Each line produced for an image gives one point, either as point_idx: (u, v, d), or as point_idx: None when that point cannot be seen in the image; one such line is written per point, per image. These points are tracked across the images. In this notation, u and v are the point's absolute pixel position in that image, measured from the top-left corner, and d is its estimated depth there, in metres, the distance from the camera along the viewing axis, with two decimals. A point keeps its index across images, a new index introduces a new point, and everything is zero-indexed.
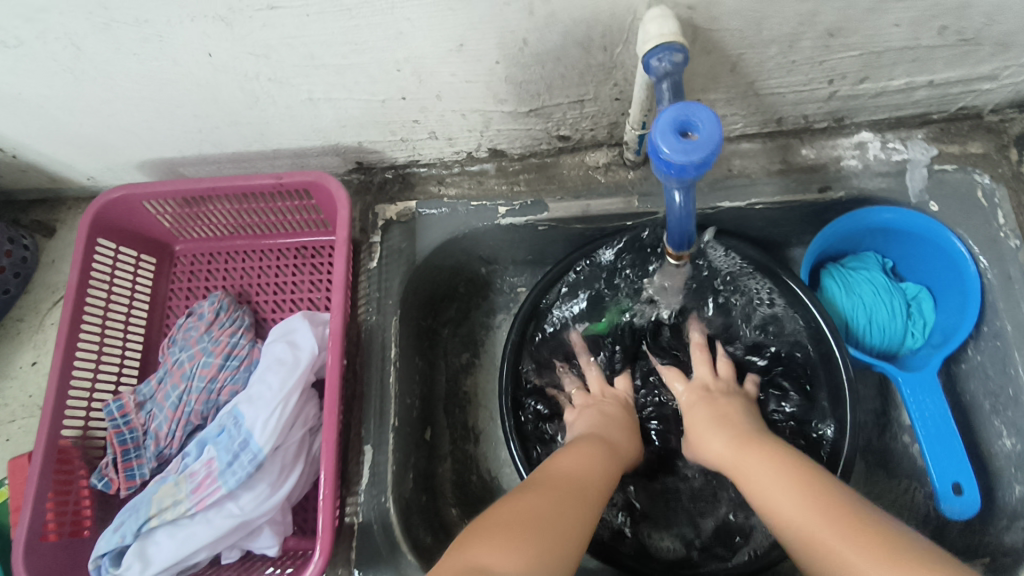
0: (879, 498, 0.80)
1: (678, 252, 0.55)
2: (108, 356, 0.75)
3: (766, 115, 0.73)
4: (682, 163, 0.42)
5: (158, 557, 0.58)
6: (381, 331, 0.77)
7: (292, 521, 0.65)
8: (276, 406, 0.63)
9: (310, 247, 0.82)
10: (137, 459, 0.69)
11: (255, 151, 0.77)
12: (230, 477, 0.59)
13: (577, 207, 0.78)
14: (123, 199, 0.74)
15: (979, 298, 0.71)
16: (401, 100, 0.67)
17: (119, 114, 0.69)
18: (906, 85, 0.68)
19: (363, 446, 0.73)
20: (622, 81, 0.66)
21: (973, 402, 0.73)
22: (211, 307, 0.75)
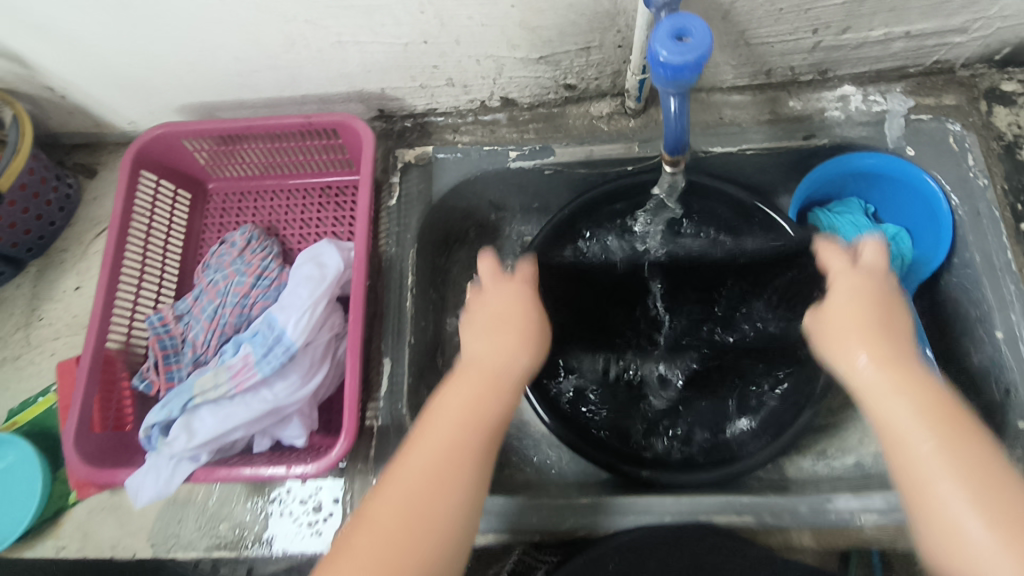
0: (859, 423, 0.85)
1: (672, 159, 0.61)
2: (148, 279, 0.81)
3: (756, 65, 0.80)
4: (679, 63, 0.49)
5: (201, 430, 0.65)
6: (400, 262, 0.83)
7: (317, 418, 0.72)
8: (305, 311, 0.70)
9: (334, 186, 0.89)
10: (177, 363, 0.77)
11: (287, 96, 0.83)
12: (265, 366, 0.67)
13: (582, 152, 0.85)
14: (164, 135, 0.80)
15: (951, 231, 0.77)
16: (423, 44, 0.74)
17: (165, 55, 0.75)
18: (883, 37, 0.75)
19: (381, 361, 0.79)
20: (625, 28, 0.73)
21: (946, 327, 0.80)
22: (242, 236, 0.82)
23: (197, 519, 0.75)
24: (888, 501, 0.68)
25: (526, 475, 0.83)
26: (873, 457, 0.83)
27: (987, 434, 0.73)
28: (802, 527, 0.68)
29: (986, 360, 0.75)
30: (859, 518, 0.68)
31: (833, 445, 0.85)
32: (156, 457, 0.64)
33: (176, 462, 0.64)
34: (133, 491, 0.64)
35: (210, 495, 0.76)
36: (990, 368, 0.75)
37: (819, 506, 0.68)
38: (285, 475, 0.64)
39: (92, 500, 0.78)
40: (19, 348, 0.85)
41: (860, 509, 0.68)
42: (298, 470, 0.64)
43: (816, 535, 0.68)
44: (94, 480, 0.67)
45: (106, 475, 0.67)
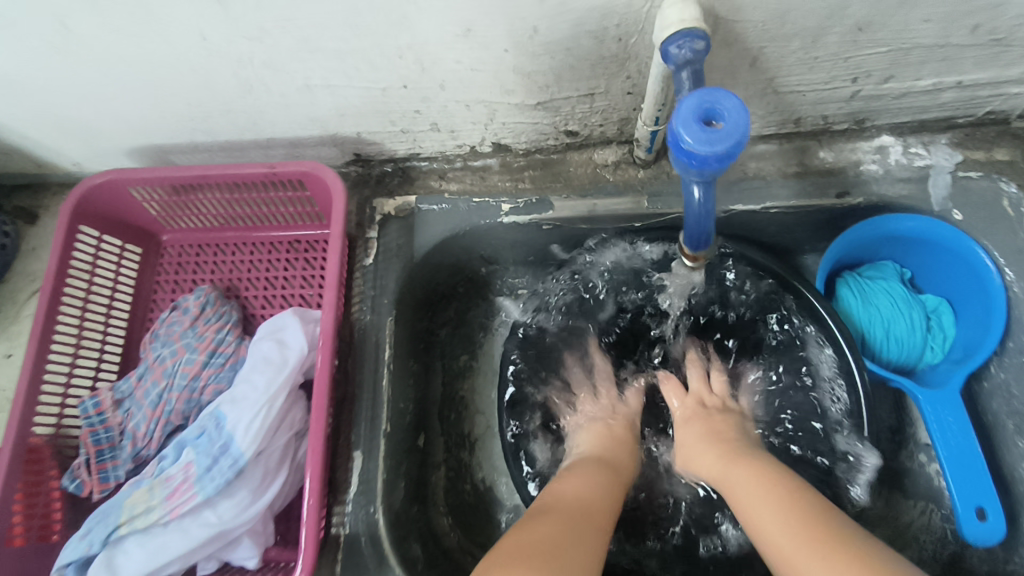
0: (894, 522, 0.75)
1: (693, 253, 0.50)
2: (86, 349, 0.71)
3: (785, 114, 0.69)
4: (705, 154, 0.39)
5: (127, 565, 0.54)
6: (375, 331, 0.73)
7: (273, 532, 0.61)
8: (260, 408, 0.59)
9: (304, 241, 0.78)
10: (112, 460, 0.66)
11: (249, 139, 0.73)
12: (207, 483, 0.56)
13: (584, 207, 0.75)
14: (108, 183, 0.70)
15: (1003, 315, 0.68)
16: (403, 89, 0.64)
17: (103, 96, 0.65)
18: (933, 86, 0.65)
19: (352, 453, 0.69)
20: (636, 74, 0.62)
21: (995, 423, 0.70)
22: (196, 301, 0.71)
23: None
24: None
25: None
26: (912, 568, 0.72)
27: None
28: None
29: None
30: None
31: None
32: None
33: None
34: None
35: None
36: None
37: None
38: None
39: None
40: None
41: None
42: None
43: None
44: None
45: None
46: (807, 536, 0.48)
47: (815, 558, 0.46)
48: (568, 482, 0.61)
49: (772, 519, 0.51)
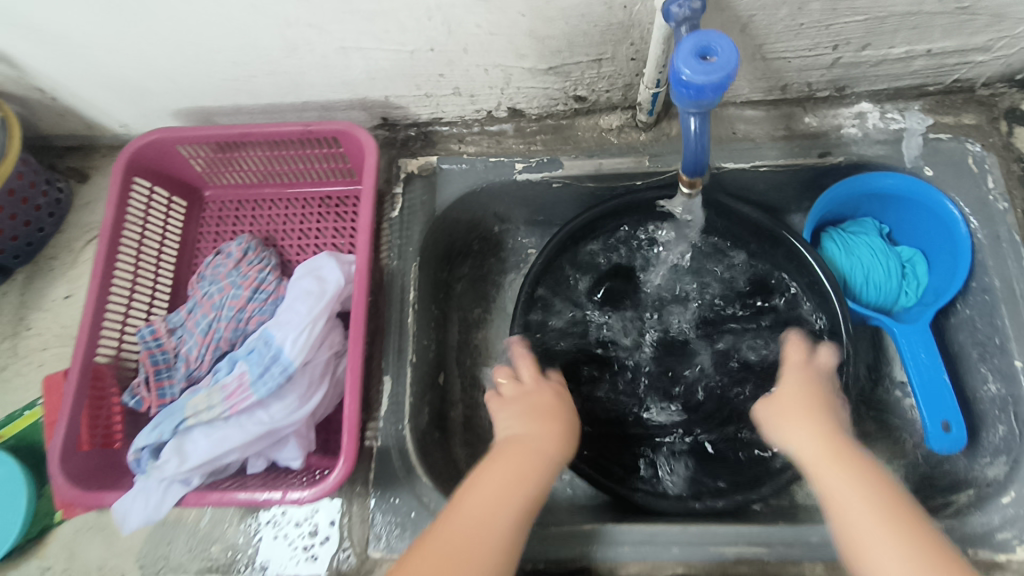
0: (868, 448, 0.84)
1: (690, 180, 0.58)
2: (140, 289, 0.78)
3: (772, 80, 0.77)
4: (701, 83, 0.46)
5: (193, 453, 0.62)
6: (401, 276, 0.81)
7: (314, 439, 0.69)
8: (304, 328, 0.67)
9: (335, 196, 0.86)
10: (168, 379, 0.74)
11: (287, 102, 0.81)
12: (261, 386, 0.64)
13: (591, 166, 0.82)
14: (158, 141, 0.77)
15: (968, 257, 0.76)
16: (430, 52, 0.72)
17: (158, 56, 0.72)
18: (905, 54, 0.73)
19: (381, 379, 0.76)
20: (639, 41, 0.70)
21: (961, 352, 0.78)
22: (238, 248, 0.79)
23: (188, 541, 0.74)
24: None
25: None
26: (888, 486, 0.81)
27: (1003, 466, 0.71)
28: (815, 559, 0.65)
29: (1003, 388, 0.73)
30: None
31: None
32: (146, 480, 0.62)
33: (166, 485, 0.62)
34: (121, 515, 0.61)
35: (201, 517, 0.75)
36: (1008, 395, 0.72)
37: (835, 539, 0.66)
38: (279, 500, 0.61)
39: (78, 519, 0.77)
40: (4, 359, 0.82)
41: None
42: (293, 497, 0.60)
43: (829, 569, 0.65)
44: (80, 503, 0.64)
45: (93, 497, 0.64)
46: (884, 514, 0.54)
47: (900, 543, 0.52)
48: (508, 431, 0.66)
49: (854, 500, 0.55)
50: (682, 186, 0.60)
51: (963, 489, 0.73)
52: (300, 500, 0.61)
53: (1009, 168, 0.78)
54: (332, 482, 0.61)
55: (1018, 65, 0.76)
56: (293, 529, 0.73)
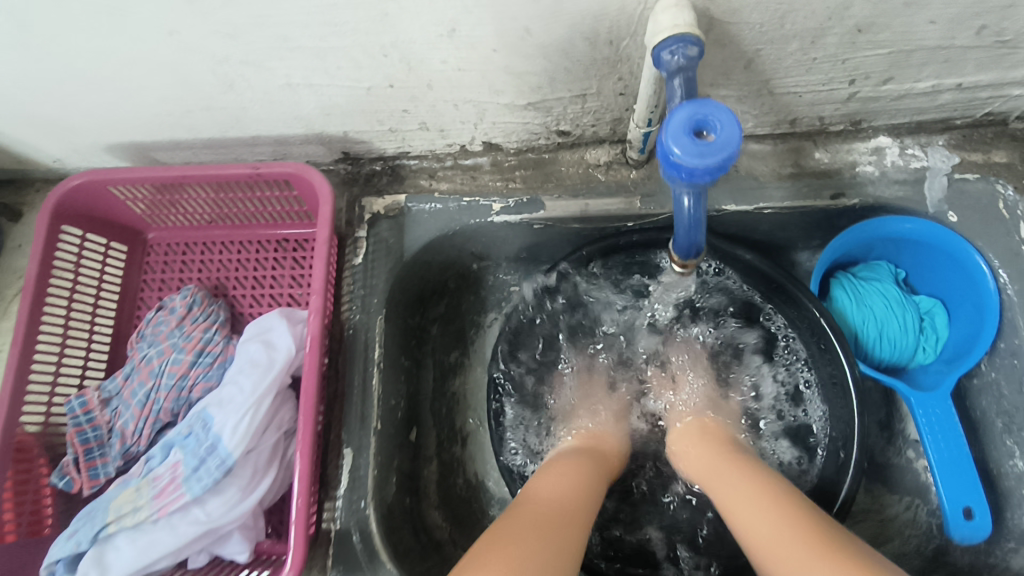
0: (878, 513, 0.78)
1: (683, 261, 0.50)
2: (71, 350, 0.70)
3: (780, 115, 0.68)
4: (695, 167, 0.38)
5: (116, 565, 0.55)
6: (365, 331, 0.73)
7: (264, 527, 0.64)
8: (248, 408, 0.60)
9: (292, 240, 0.77)
10: (101, 458, 0.67)
11: (233, 137, 0.71)
12: (195, 483, 0.57)
13: (576, 207, 0.74)
14: (87, 185, 0.69)
15: (996, 316, 0.68)
16: (389, 88, 0.62)
17: (82, 94, 0.63)
18: (932, 88, 0.64)
19: (344, 451, 0.70)
20: (628, 75, 0.61)
21: (984, 419, 0.71)
22: (183, 301, 0.71)
23: None
24: None
25: None
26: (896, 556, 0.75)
27: None
28: None
29: None
30: None
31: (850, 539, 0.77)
32: None
33: None
34: None
35: None
36: None
37: None
38: None
39: None
40: None
41: None
42: None
43: None
44: None
45: None
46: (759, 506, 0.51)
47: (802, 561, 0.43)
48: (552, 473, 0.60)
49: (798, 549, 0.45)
50: (674, 264, 0.52)
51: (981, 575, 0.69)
52: None
53: None
54: None
55: None
56: None
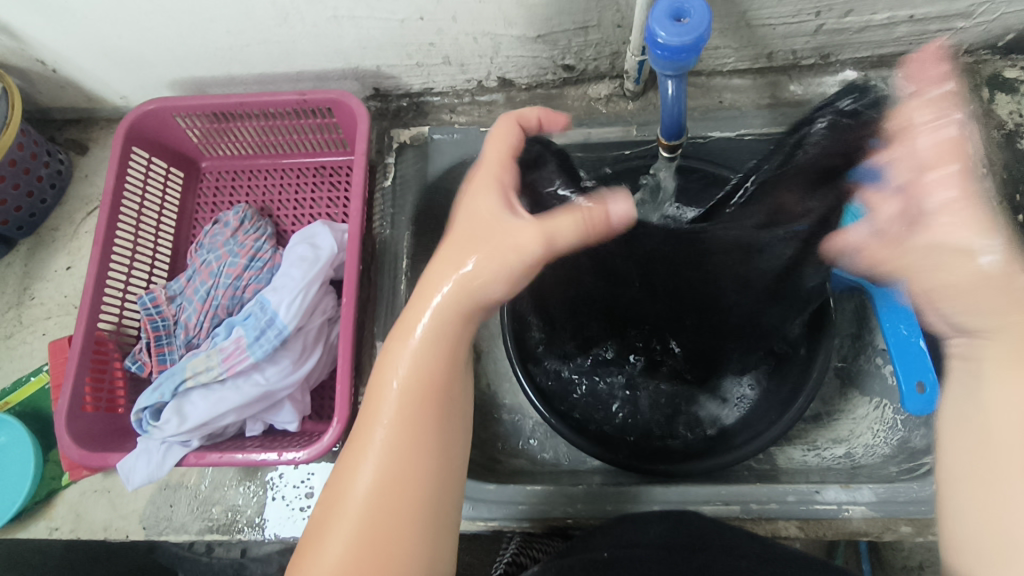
0: (850, 413, 0.86)
1: (669, 144, 0.60)
2: (140, 257, 0.80)
3: (757, 48, 0.78)
4: (677, 45, 0.48)
5: (192, 414, 0.66)
6: (394, 244, 0.82)
7: (310, 404, 0.73)
8: (299, 292, 0.70)
9: (328, 167, 0.87)
10: (168, 346, 0.76)
11: (280, 72, 0.81)
12: (257, 349, 0.67)
13: (580, 135, 0.84)
14: (156, 111, 0.79)
15: None
16: (419, 21, 0.73)
17: (157, 27, 0.74)
18: (888, 20, 0.74)
19: (375, 345, 0.78)
20: (624, 8, 0.71)
21: None
22: (236, 215, 0.80)
23: (190, 503, 0.75)
24: (876, 494, 0.69)
25: (519, 463, 0.84)
26: (865, 448, 0.83)
27: None
28: (787, 518, 0.69)
29: None
30: (846, 510, 0.69)
31: (824, 435, 0.85)
32: (147, 440, 0.65)
33: (167, 446, 0.65)
34: (125, 474, 0.65)
35: (203, 479, 0.76)
36: None
37: (806, 495, 0.70)
38: (278, 459, 0.65)
39: (84, 482, 0.77)
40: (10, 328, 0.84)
41: (847, 501, 0.69)
42: (289, 456, 0.65)
43: (799, 524, 0.69)
44: (87, 463, 0.67)
45: (98, 457, 0.67)
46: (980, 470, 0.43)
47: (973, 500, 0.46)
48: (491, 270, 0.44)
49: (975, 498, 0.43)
50: (662, 149, 0.62)
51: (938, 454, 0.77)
52: (296, 459, 0.65)
53: (989, 134, 0.80)
54: (327, 442, 0.66)
55: (999, 31, 0.77)
56: (291, 491, 0.75)
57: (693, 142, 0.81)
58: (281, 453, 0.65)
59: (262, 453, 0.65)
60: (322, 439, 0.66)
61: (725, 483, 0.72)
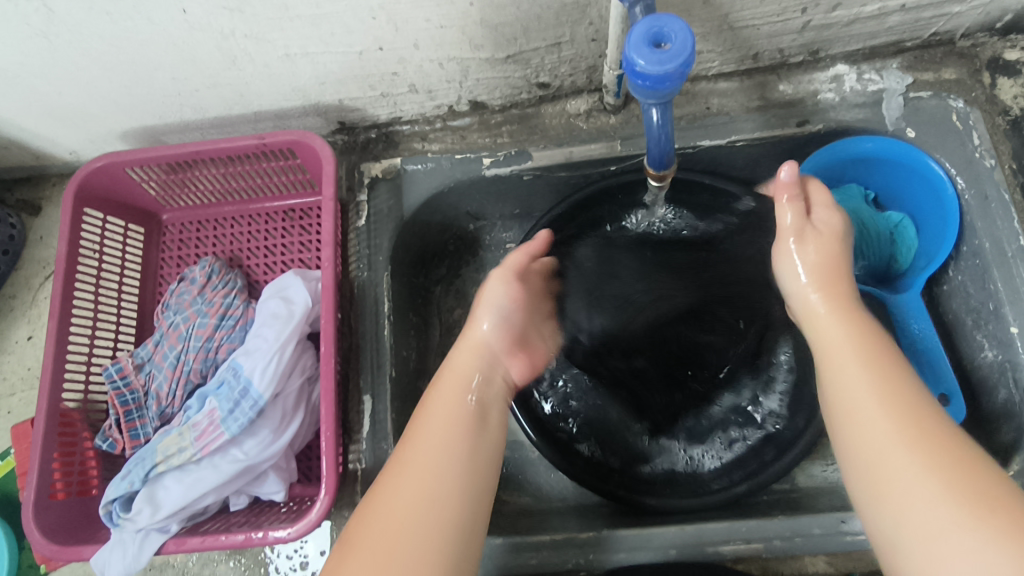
0: None
1: (658, 174, 0.57)
2: (103, 324, 0.75)
3: (742, 50, 0.74)
4: (657, 73, 0.44)
5: (167, 500, 0.61)
6: (373, 287, 0.77)
7: (296, 469, 0.69)
8: (273, 356, 0.65)
9: (298, 209, 0.83)
10: (140, 419, 0.72)
11: (236, 114, 0.76)
12: (232, 423, 0.63)
13: (561, 155, 0.79)
14: (106, 167, 0.73)
15: (957, 220, 0.73)
16: (378, 51, 0.68)
17: (97, 80, 0.68)
18: (878, 11, 0.70)
19: (362, 398, 0.73)
20: (597, 20, 0.67)
21: (955, 321, 0.76)
22: (202, 271, 0.75)
23: None
24: None
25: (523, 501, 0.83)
26: None
27: (1005, 437, 0.69)
28: (815, 552, 0.64)
29: (1000, 355, 0.71)
30: None
31: None
32: (121, 531, 0.61)
33: (143, 535, 0.61)
34: (100, 568, 0.61)
35: (190, 557, 0.75)
36: (1004, 360, 0.70)
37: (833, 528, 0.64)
38: (262, 540, 0.61)
39: (64, 570, 0.73)
40: None
41: None
42: (277, 535, 0.61)
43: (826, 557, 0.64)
44: (59, 558, 0.62)
45: (71, 551, 0.62)
46: (878, 390, 0.50)
47: (973, 528, 0.42)
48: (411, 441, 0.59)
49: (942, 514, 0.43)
50: (651, 180, 0.59)
51: None
52: (283, 538, 0.61)
53: (993, 121, 0.75)
54: (315, 518, 0.61)
55: (997, 13, 0.73)
56: (285, 562, 0.73)
57: (682, 153, 0.77)
58: (267, 532, 0.61)
59: (246, 533, 0.60)
60: (309, 514, 0.61)
61: (741, 517, 0.68)
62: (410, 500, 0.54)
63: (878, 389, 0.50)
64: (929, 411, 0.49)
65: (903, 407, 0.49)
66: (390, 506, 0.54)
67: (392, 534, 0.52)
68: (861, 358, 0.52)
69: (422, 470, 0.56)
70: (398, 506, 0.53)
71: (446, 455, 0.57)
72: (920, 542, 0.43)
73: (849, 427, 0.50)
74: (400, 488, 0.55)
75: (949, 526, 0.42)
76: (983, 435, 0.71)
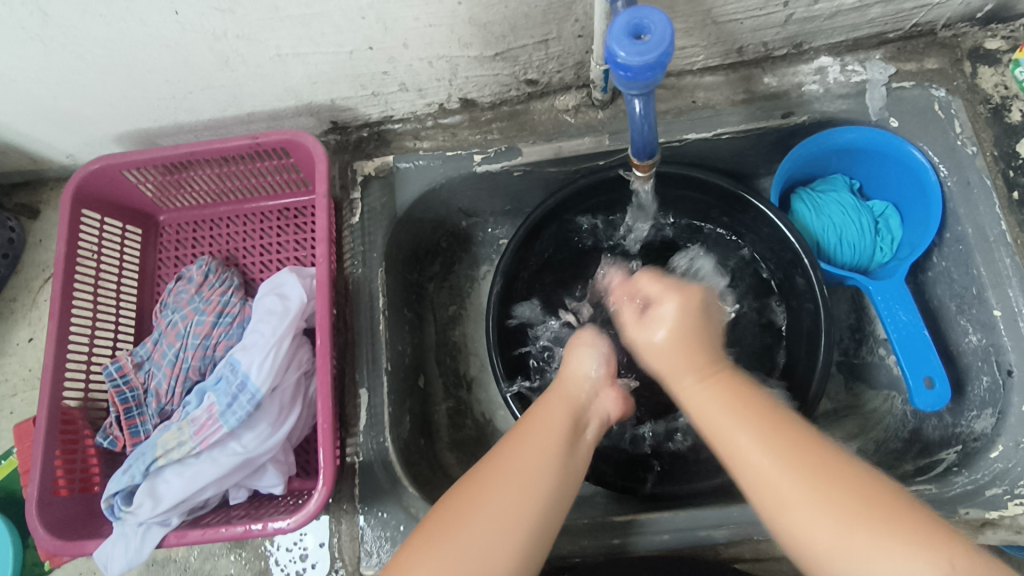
0: (858, 409, 0.83)
1: (643, 163, 0.58)
2: (102, 324, 0.77)
3: (726, 44, 0.75)
4: (637, 64, 0.45)
5: (168, 494, 0.62)
6: (367, 283, 0.78)
7: (294, 462, 0.70)
8: (270, 351, 0.66)
9: (292, 208, 0.84)
10: (140, 416, 0.73)
11: (230, 115, 0.78)
12: (230, 417, 0.64)
13: (550, 150, 0.80)
14: (103, 169, 0.75)
15: (940, 206, 0.75)
16: (368, 50, 0.69)
17: (92, 84, 0.70)
18: (859, 3, 0.71)
19: (358, 392, 0.74)
20: (582, 17, 0.68)
21: (941, 306, 0.77)
22: (198, 270, 0.77)
23: None
24: None
25: None
26: (876, 444, 0.80)
27: (990, 419, 0.70)
28: None
29: (984, 338, 0.72)
30: None
31: (833, 435, 0.82)
32: (123, 524, 0.62)
33: (145, 528, 0.62)
34: (103, 561, 0.62)
35: (191, 551, 0.76)
36: (989, 344, 0.71)
37: None
38: (262, 531, 0.62)
39: (68, 566, 0.74)
40: None
41: None
42: (275, 526, 0.62)
43: None
44: (62, 553, 0.63)
45: (74, 546, 0.63)
46: (750, 427, 0.51)
47: (874, 540, 0.44)
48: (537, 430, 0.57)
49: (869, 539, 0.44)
50: (636, 170, 0.60)
51: (951, 446, 0.73)
52: (282, 528, 0.62)
53: (975, 109, 0.76)
54: (313, 509, 0.63)
55: (976, 3, 0.74)
56: (285, 554, 0.74)
57: (669, 146, 0.78)
58: (266, 523, 0.62)
59: (245, 524, 0.62)
60: (307, 504, 0.62)
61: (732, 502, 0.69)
62: (499, 497, 0.51)
63: (751, 428, 0.50)
64: (853, 467, 0.48)
65: (759, 420, 0.51)
66: (474, 501, 0.51)
67: (450, 533, 0.50)
68: (695, 370, 0.56)
69: (521, 470, 0.53)
70: (478, 506, 0.51)
71: (547, 453, 0.55)
72: (822, 537, 0.45)
73: (747, 470, 0.50)
74: (493, 479, 0.52)
75: (838, 536, 0.45)
76: (969, 417, 0.73)
